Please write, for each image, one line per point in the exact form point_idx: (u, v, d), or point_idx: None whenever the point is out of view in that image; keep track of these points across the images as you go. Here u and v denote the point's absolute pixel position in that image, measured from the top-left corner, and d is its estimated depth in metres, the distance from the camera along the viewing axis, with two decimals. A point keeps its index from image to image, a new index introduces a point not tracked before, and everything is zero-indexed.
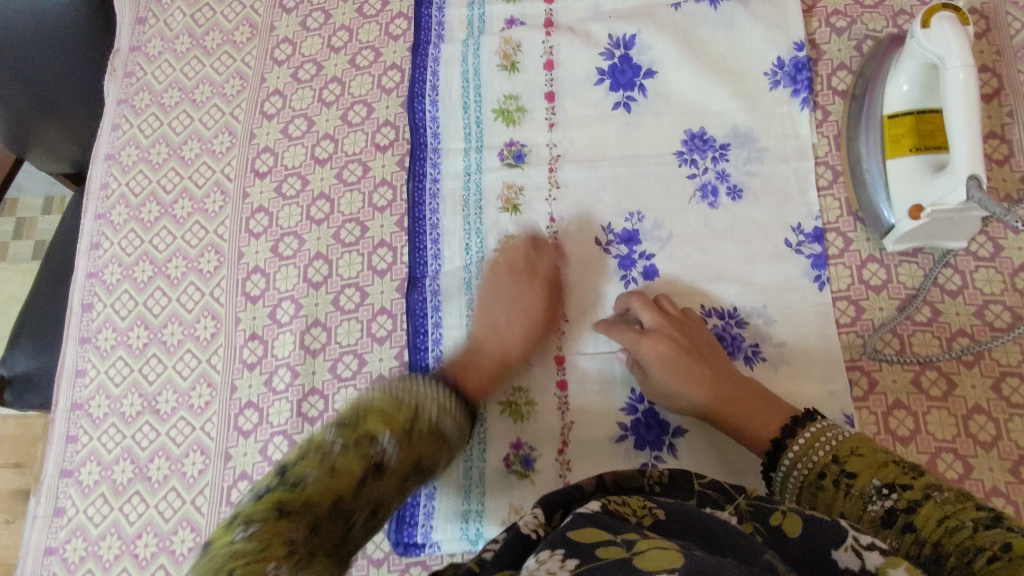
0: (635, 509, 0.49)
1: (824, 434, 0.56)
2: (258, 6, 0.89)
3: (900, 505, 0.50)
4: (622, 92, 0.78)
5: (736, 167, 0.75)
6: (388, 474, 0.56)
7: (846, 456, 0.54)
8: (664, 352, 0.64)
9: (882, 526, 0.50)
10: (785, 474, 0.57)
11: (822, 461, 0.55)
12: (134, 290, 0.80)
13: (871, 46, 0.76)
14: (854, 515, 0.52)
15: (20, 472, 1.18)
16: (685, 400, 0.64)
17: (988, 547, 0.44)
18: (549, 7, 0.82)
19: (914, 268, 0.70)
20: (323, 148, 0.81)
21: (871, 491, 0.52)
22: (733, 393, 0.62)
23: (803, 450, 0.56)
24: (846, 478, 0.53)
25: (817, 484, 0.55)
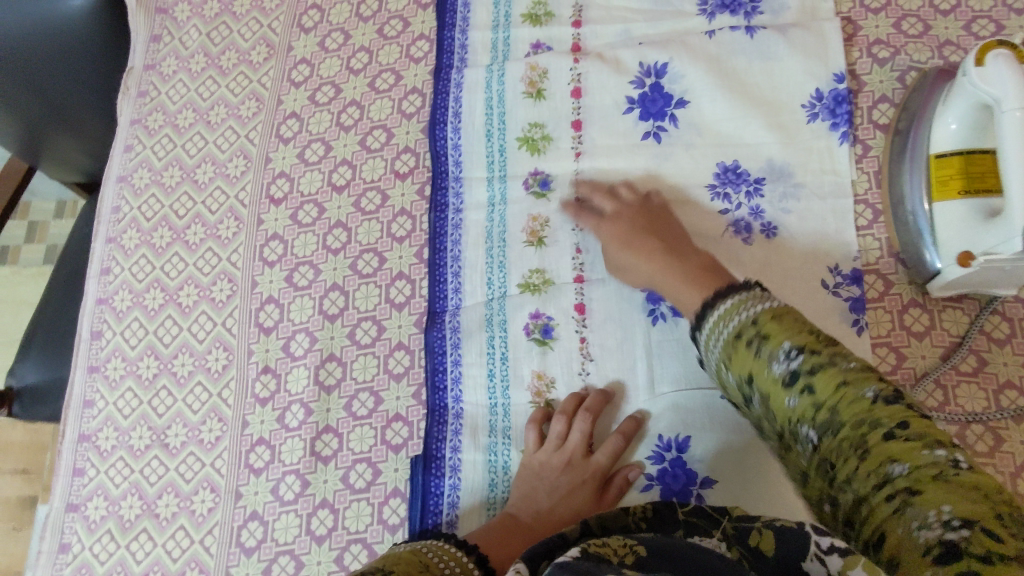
0: (615, 549, 0.40)
1: (749, 301, 0.47)
2: (276, 25, 0.87)
3: (806, 367, 0.41)
4: (652, 120, 0.75)
5: (772, 203, 0.71)
6: None
7: (765, 320, 0.45)
8: (620, 228, 0.66)
9: (784, 386, 0.42)
10: (704, 335, 0.50)
11: (738, 325, 0.46)
12: (144, 317, 0.78)
13: (915, 77, 0.72)
14: (760, 375, 0.44)
15: (27, 479, 1.12)
16: (638, 273, 0.64)
17: (883, 421, 0.38)
18: (577, 30, 0.80)
19: (959, 314, 0.67)
20: (341, 174, 0.79)
21: (779, 352, 0.43)
22: (678, 260, 0.60)
23: (726, 313, 0.48)
24: (759, 339, 0.44)
25: (733, 343, 0.46)
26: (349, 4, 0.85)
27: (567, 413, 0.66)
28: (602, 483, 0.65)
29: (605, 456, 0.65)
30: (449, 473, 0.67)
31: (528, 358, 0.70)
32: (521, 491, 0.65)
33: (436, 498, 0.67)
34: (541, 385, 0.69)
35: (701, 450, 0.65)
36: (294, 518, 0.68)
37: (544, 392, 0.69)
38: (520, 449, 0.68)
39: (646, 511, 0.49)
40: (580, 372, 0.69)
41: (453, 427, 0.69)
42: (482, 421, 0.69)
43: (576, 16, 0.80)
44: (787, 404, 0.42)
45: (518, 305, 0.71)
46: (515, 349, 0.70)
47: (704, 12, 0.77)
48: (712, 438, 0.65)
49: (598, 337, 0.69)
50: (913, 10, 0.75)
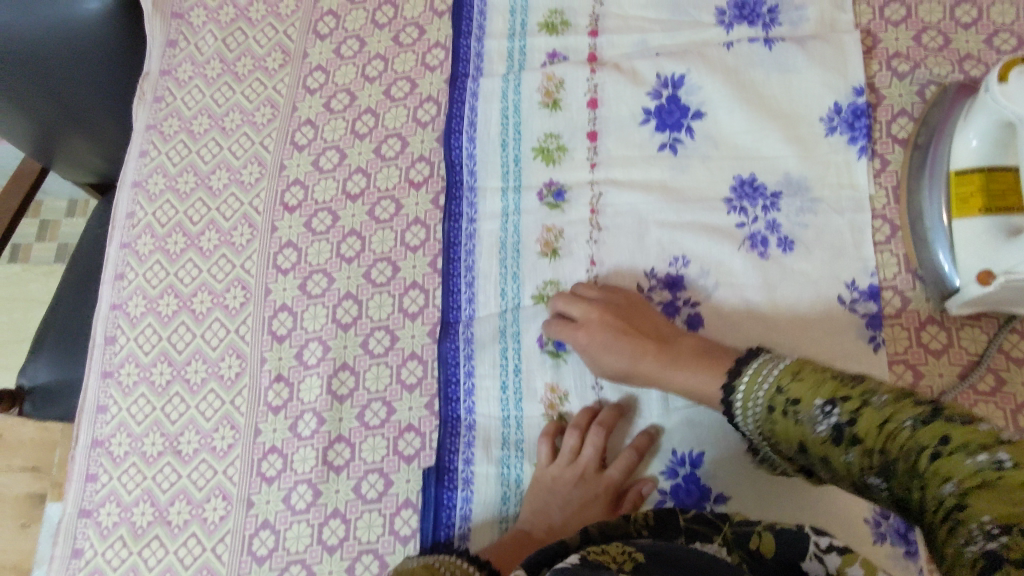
0: (615, 555, 0.41)
1: (762, 371, 0.47)
2: (291, 32, 0.87)
3: (844, 420, 0.41)
4: (669, 132, 0.75)
5: (788, 218, 0.71)
6: None
7: (789, 382, 0.44)
8: (606, 326, 0.62)
9: (833, 444, 0.41)
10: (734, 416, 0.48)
11: (768, 393, 0.45)
12: (158, 324, 0.78)
13: (934, 92, 0.71)
14: (806, 440, 0.43)
15: (38, 476, 1.11)
16: (631, 368, 0.61)
17: (927, 445, 0.38)
18: (594, 41, 0.79)
19: (977, 331, 0.66)
20: (355, 183, 0.79)
21: (814, 412, 0.42)
22: (673, 351, 0.58)
23: (748, 392, 0.47)
24: (789, 405, 0.44)
25: (768, 418, 0.45)
26: (365, 11, 0.85)
27: (580, 428, 0.66)
28: (615, 497, 0.65)
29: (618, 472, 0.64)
30: (461, 485, 0.68)
31: (541, 371, 0.70)
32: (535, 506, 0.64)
33: (448, 511, 0.67)
34: (554, 398, 0.69)
35: (715, 467, 0.64)
36: (306, 528, 0.68)
37: (557, 405, 0.69)
38: (532, 463, 0.68)
39: (649, 518, 0.51)
40: (593, 386, 0.68)
41: (466, 439, 0.69)
42: (495, 434, 0.69)
43: (592, 25, 0.80)
44: (843, 460, 0.41)
45: (532, 317, 0.71)
46: (528, 361, 0.70)
47: (722, 23, 0.77)
48: (726, 455, 0.64)
49: None
50: (933, 22, 0.74)
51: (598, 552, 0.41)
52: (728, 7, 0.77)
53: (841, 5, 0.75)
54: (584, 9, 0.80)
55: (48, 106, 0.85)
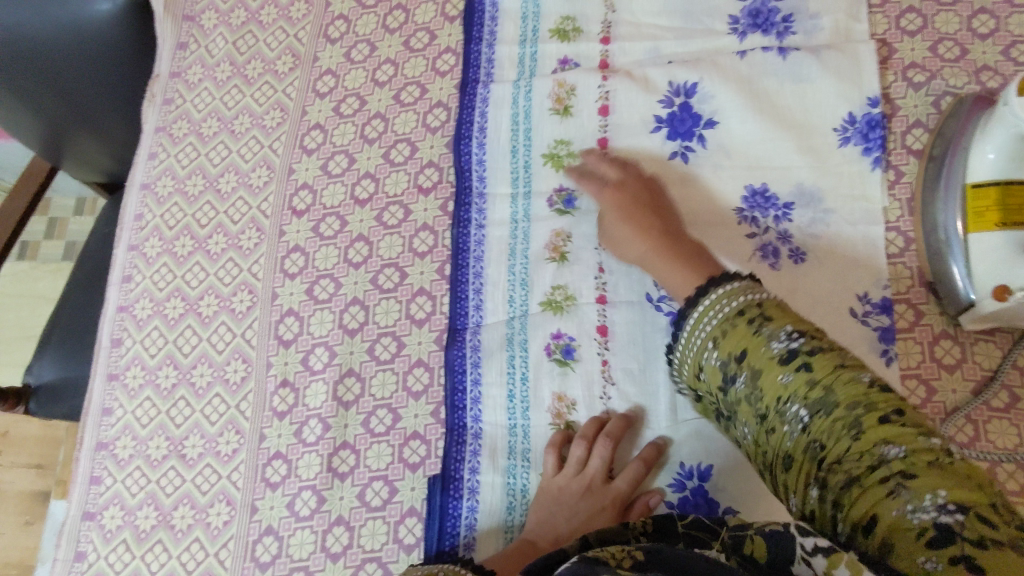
0: (614, 553, 0.40)
1: (744, 289, 0.48)
2: (302, 35, 0.86)
3: (804, 348, 0.43)
4: (681, 140, 0.74)
5: (800, 229, 0.70)
6: None
7: (769, 306, 0.46)
8: (624, 205, 0.67)
9: (781, 363, 0.43)
10: (697, 313, 0.50)
11: (744, 303, 0.47)
12: (164, 326, 0.78)
13: (950, 103, 0.71)
14: (755, 352, 0.44)
15: (42, 474, 1.12)
16: (632, 248, 0.65)
17: (878, 407, 0.39)
18: (606, 47, 0.79)
19: (992, 347, 0.65)
20: (364, 188, 0.78)
21: (779, 334, 0.44)
22: (672, 246, 0.62)
23: (717, 300, 0.49)
24: (761, 319, 0.46)
25: (732, 321, 0.47)
26: (376, 15, 0.85)
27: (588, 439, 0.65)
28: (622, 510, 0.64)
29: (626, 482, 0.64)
30: (467, 495, 0.67)
31: (548, 380, 0.69)
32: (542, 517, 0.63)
33: (453, 520, 0.66)
34: (562, 407, 0.68)
35: (723, 482, 0.63)
36: (309, 535, 0.68)
37: (565, 414, 0.68)
38: (539, 472, 0.67)
39: (647, 525, 0.51)
40: (601, 396, 0.68)
41: (472, 448, 0.68)
42: (501, 443, 0.68)
43: (605, 32, 0.79)
44: (780, 380, 0.43)
45: (539, 324, 0.70)
46: (535, 370, 0.69)
47: (735, 31, 0.76)
48: (734, 470, 0.64)
49: (620, 360, 0.68)
50: (950, 33, 0.73)
51: (597, 550, 0.40)
52: (742, 16, 0.76)
53: (856, 15, 0.75)
54: (596, 15, 0.80)
55: (60, 107, 0.85)
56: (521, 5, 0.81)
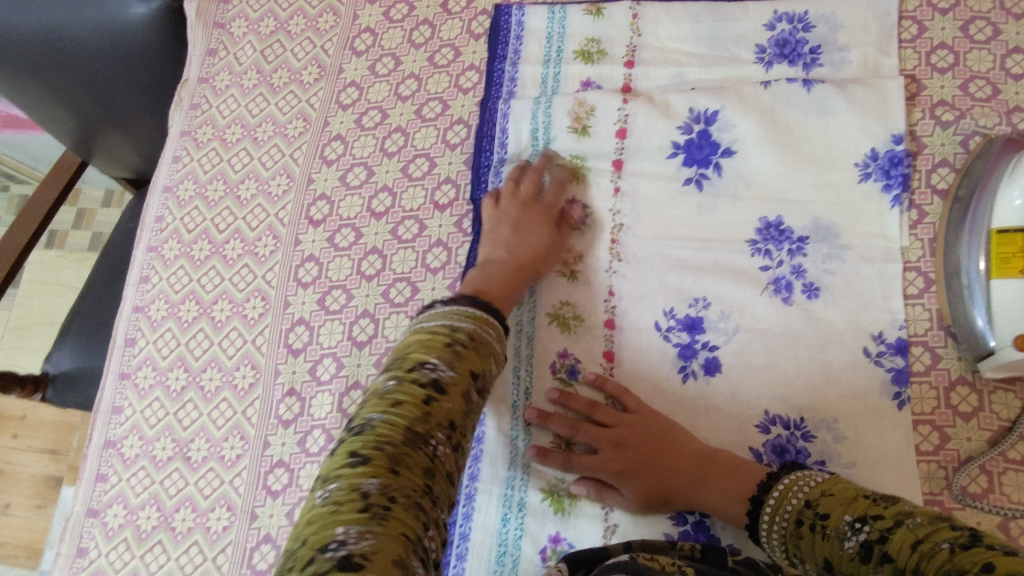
0: (666, 564, 0.49)
1: (793, 484, 0.54)
2: (329, 46, 0.87)
3: (875, 534, 0.45)
4: (698, 168, 0.73)
5: (815, 263, 0.69)
6: (451, 392, 0.47)
7: (819, 500, 0.51)
8: (628, 464, 0.63)
9: (864, 561, 0.45)
10: (764, 536, 0.54)
11: (796, 508, 0.52)
12: (177, 328, 0.79)
13: (980, 142, 0.69)
14: (835, 558, 0.47)
15: (56, 459, 1.08)
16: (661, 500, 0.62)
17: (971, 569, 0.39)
18: (629, 71, 0.79)
19: (1011, 396, 0.64)
20: (381, 201, 0.79)
21: (844, 528, 0.48)
22: (698, 474, 0.61)
23: (777, 500, 0.54)
24: (820, 522, 0.49)
25: (796, 534, 0.51)
26: (403, 30, 0.86)
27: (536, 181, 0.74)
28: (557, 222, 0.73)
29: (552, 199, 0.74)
30: (462, 503, 0.68)
31: None
32: (486, 250, 0.70)
33: (447, 528, 0.68)
34: None
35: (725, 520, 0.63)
36: None
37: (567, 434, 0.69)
38: (537, 488, 0.67)
39: (696, 551, 0.53)
40: None
41: (473, 454, 0.69)
42: (502, 453, 0.69)
43: (629, 56, 0.79)
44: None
45: (548, 338, 0.72)
46: (539, 384, 0.71)
47: (761, 61, 0.76)
48: None
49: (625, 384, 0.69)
50: (982, 72, 0.72)
51: (650, 559, 0.49)
52: (769, 45, 0.76)
53: (886, 49, 0.74)
54: (621, 39, 0.80)
55: (90, 100, 0.90)
56: (546, 25, 0.81)
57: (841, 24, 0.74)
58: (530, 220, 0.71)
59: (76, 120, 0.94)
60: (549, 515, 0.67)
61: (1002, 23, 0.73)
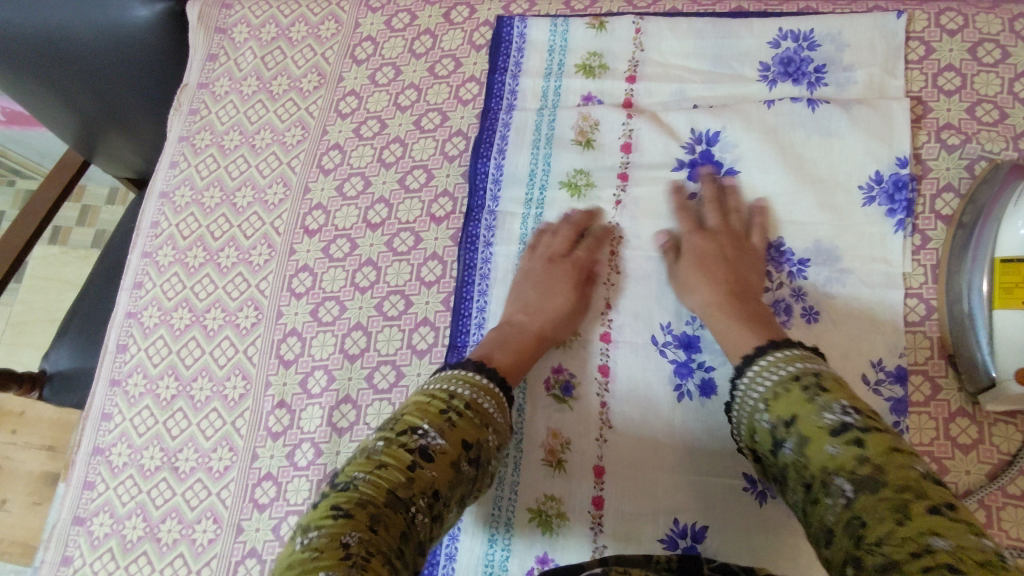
0: None
1: (802, 359, 0.53)
2: (329, 54, 0.87)
3: (859, 426, 0.46)
4: (700, 185, 0.72)
5: (815, 287, 0.68)
6: (438, 461, 0.51)
7: (827, 377, 0.51)
8: (704, 250, 0.67)
9: (831, 434, 0.46)
10: (757, 367, 0.55)
11: (801, 370, 0.52)
12: (169, 336, 0.78)
13: (985, 168, 0.68)
14: (808, 420, 0.48)
15: (53, 456, 1.07)
16: (697, 295, 0.66)
17: (931, 497, 0.41)
18: (631, 86, 0.78)
19: (1012, 429, 0.62)
20: (376, 212, 0.78)
21: (835, 405, 0.48)
22: (737, 302, 0.63)
23: (773, 364, 0.54)
24: (816, 389, 0.49)
25: (786, 386, 0.51)
26: (404, 39, 0.85)
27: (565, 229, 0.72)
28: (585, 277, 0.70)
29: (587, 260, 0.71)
30: None
31: (544, 414, 0.69)
32: (513, 301, 0.70)
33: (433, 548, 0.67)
34: (555, 444, 0.68)
35: (715, 544, 0.63)
36: None
37: (558, 452, 0.67)
38: (525, 508, 0.66)
39: (673, 562, 0.54)
40: (596, 439, 0.67)
41: None
42: None
43: (632, 70, 0.78)
44: (827, 451, 0.46)
45: (542, 355, 0.71)
46: (532, 402, 0.69)
47: (765, 79, 0.75)
48: (729, 533, 0.63)
49: (619, 403, 0.68)
50: (990, 95, 0.71)
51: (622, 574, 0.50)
52: (773, 63, 0.75)
53: (892, 70, 0.72)
54: (624, 53, 0.79)
55: (91, 100, 0.90)
56: (549, 38, 0.80)
57: (846, 44, 0.73)
58: (553, 278, 0.69)
59: (78, 118, 0.94)
60: (538, 536, 0.65)
61: (1011, 46, 0.71)
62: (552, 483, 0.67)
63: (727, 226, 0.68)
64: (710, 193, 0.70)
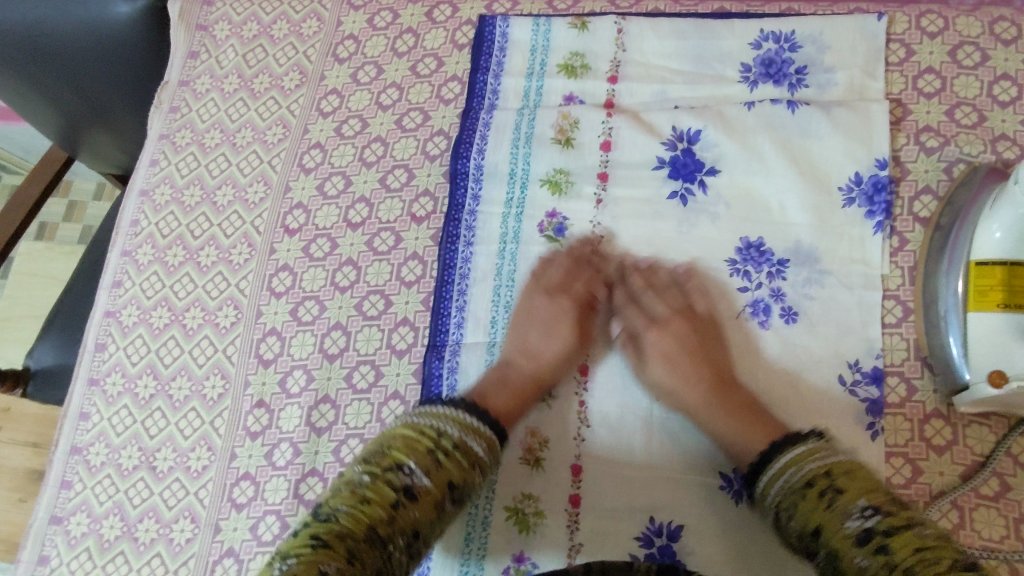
0: None
1: (814, 451, 0.56)
2: (311, 52, 0.86)
3: (880, 531, 0.49)
4: (681, 183, 0.72)
5: (794, 287, 0.68)
6: (419, 500, 0.54)
7: (837, 473, 0.54)
8: (665, 344, 0.66)
9: (856, 543, 0.50)
10: (771, 472, 0.57)
11: (811, 471, 0.55)
12: (148, 335, 0.78)
13: (963, 171, 0.68)
14: (833, 529, 0.51)
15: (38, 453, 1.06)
16: (677, 398, 0.65)
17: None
18: (613, 87, 0.78)
19: (985, 431, 0.63)
20: (357, 212, 0.78)
21: (854, 509, 0.51)
22: (722, 395, 0.63)
23: (782, 467, 0.57)
24: (832, 491, 0.53)
25: (801, 492, 0.54)
26: (386, 38, 0.85)
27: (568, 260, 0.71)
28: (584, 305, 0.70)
29: (583, 290, 0.70)
30: None
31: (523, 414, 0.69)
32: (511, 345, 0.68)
33: None
34: (534, 443, 0.68)
35: (691, 543, 0.63)
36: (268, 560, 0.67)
37: (536, 451, 0.67)
38: (502, 507, 0.66)
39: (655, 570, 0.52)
40: (575, 437, 0.67)
41: None
42: None
43: (613, 70, 0.78)
44: (858, 563, 0.49)
45: None
46: None
47: (746, 79, 0.75)
48: (704, 533, 0.63)
49: (598, 402, 0.68)
50: (969, 98, 0.71)
51: None
52: (755, 64, 0.75)
53: (872, 72, 0.73)
54: (606, 54, 0.78)
55: (74, 97, 0.89)
56: (531, 37, 0.80)
57: (827, 46, 0.74)
58: (555, 313, 0.68)
59: (61, 115, 0.94)
60: (514, 534, 0.65)
61: (990, 49, 0.72)
62: (530, 482, 0.67)
63: (673, 306, 0.68)
64: (641, 286, 0.70)
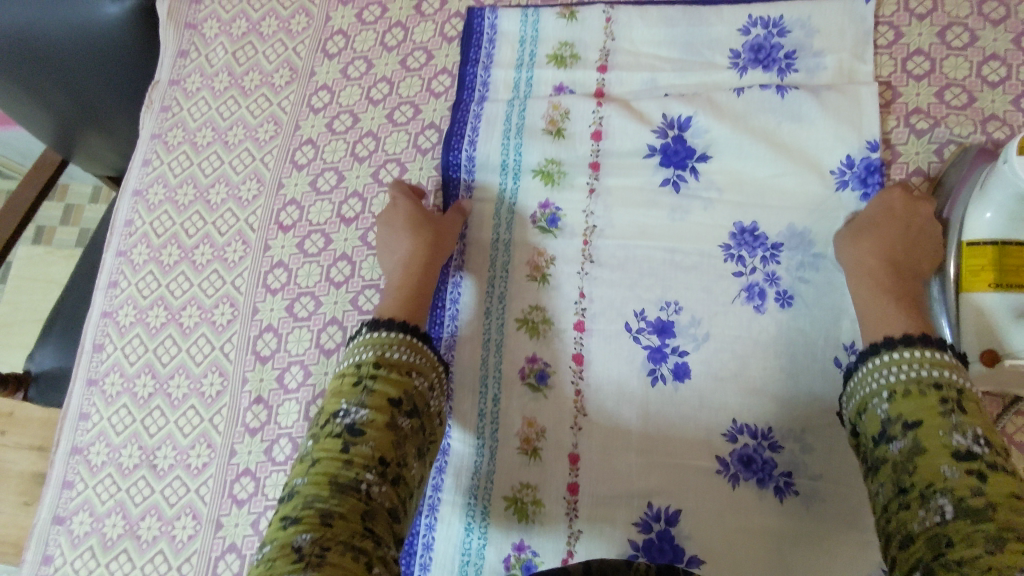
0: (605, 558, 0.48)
1: (952, 367, 0.52)
2: (301, 48, 0.86)
3: (985, 457, 0.47)
4: (673, 170, 0.72)
5: (789, 271, 0.68)
6: (369, 431, 0.53)
7: (968, 397, 0.50)
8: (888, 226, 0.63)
9: (952, 454, 0.47)
10: (896, 357, 0.53)
11: (945, 379, 0.51)
12: (145, 334, 0.78)
13: (954, 152, 0.68)
14: (933, 436, 0.48)
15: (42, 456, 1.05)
16: (860, 262, 0.62)
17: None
18: (603, 76, 0.78)
19: None
20: (350, 207, 0.78)
21: (968, 429, 0.48)
22: (896, 284, 0.60)
23: (905, 361, 0.53)
24: (955, 407, 0.49)
25: (924, 389, 0.51)
26: (375, 32, 0.85)
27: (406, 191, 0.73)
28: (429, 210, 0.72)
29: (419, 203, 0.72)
30: (426, 513, 0.68)
31: (519, 404, 0.69)
32: (389, 268, 0.70)
33: (410, 538, 0.68)
34: (531, 433, 0.68)
35: (690, 528, 0.63)
36: None
37: (533, 441, 0.68)
38: (501, 496, 0.67)
39: None
40: (572, 426, 0.68)
41: (439, 466, 0.69)
42: (468, 462, 0.68)
43: (602, 60, 0.78)
44: (941, 468, 0.47)
45: (517, 345, 0.71)
46: (507, 393, 0.70)
47: (736, 66, 0.75)
48: (702, 518, 0.63)
49: (595, 391, 0.68)
50: (959, 79, 0.71)
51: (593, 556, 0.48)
52: (743, 50, 0.75)
53: (862, 55, 0.72)
54: (594, 43, 0.78)
55: (65, 101, 0.89)
56: (519, 29, 0.80)
57: (816, 29, 0.73)
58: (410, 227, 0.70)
59: (54, 120, 0.94)
60: (514, 525, 0.66)
61: (979, 30, 0.72)
62: (527, 472, 0.67)
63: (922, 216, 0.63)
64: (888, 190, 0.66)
